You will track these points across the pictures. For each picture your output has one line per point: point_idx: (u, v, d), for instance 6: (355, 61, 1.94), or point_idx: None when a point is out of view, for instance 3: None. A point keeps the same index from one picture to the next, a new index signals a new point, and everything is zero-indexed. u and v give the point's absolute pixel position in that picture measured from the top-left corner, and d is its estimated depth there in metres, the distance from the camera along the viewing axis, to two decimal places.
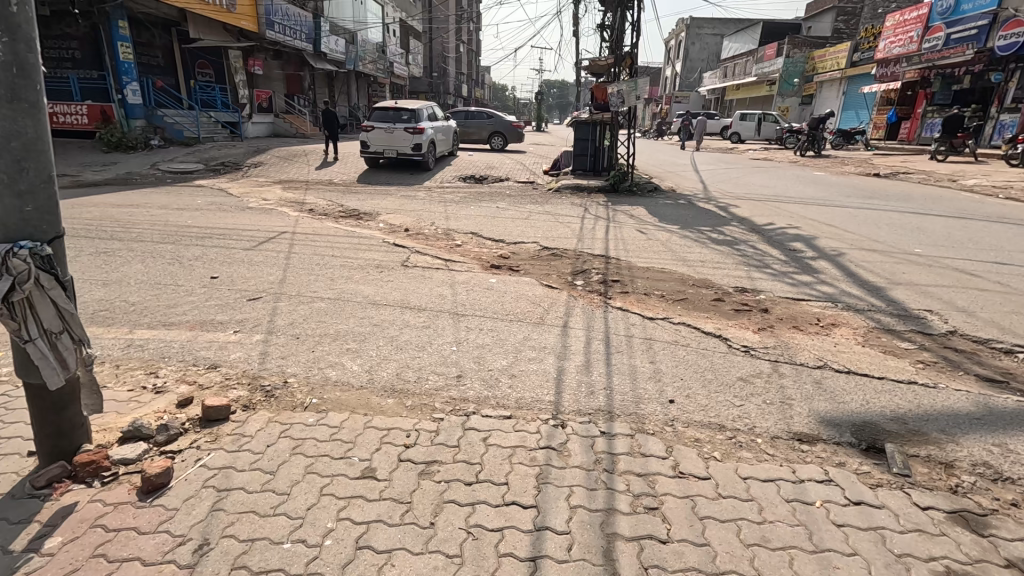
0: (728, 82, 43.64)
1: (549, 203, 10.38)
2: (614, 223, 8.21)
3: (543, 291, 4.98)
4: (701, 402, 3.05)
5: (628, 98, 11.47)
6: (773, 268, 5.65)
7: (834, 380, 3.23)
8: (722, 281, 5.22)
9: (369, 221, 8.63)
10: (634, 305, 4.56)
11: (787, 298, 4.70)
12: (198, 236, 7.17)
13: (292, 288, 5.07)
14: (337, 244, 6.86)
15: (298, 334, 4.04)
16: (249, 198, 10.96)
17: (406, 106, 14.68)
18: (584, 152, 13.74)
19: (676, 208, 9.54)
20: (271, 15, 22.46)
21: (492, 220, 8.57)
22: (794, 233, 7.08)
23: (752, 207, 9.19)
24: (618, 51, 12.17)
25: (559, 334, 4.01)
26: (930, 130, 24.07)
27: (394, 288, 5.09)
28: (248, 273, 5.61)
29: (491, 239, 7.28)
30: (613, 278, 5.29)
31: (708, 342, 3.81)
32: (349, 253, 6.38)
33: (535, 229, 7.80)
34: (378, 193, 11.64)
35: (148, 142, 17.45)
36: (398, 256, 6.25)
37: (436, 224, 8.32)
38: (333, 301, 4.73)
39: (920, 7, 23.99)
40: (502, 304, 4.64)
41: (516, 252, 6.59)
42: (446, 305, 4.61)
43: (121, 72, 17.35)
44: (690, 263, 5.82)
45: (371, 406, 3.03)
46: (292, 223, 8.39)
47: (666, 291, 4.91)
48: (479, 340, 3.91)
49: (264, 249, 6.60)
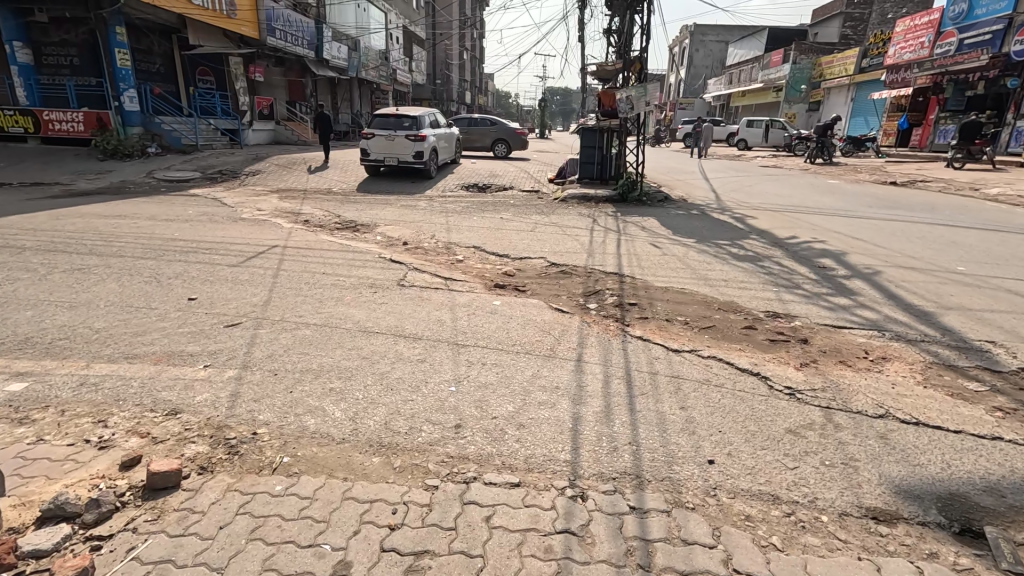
0: (734, 88, 43.25)
1: (555, 213, 9.93)
2: (625, 236, 7.74)
3: (552, 315, 4.50)
4: (746, 463, 2.57)
5: (637, 104, 11.03)
6: (804, 289, 5.15)
7: (902, 435, 2.73)
8: (750, 304, 4.73)
9: (367, 233, 8.19)
10: (656, 334, 4.07)
11: (826, 326, 4.20)
12: (183, 251, 6.73)
13: (275, 312, 4.61)
14: (331, 259, 6.40)
15: (277, 369, 3.56)
16: (242, 208, 10.55)
17: (408, 113, 14.30)
18: (591, 159, 13.33)
19: (689, 219, 9.08)
20: (273, 22, 22.22)
21: (496, 232, 8.10)
22: (820, 248, 6.59)
23: (770, 218, 8.71)
24: (626, 56, 11.76)
25: (572, 370, 3.53)
26: (944, 137, 23.65)
27: (388, 312, 4.62)
28: (231, 293, 5.15)
29: (495, 254, 6.82)
30: (629, 300, 4.80)
31: (745, 383, 3.31)
32: (342, 270, 5.92)
33: (542, 243, 7.33)
34: (377, 203, 11.22)
35: (145, 149, 17.11)
36: (395, 273, 5.79)
37: (436, 237, 7.85)
38: (320, 327, 4.27)
39: (932, 12, 23.61)
40: (508, 332, 4.16)
41: (522, 268, 6.11)
42: (445, 334, 4.13)
43: (118, 79, 16.94)
44: (713, 283, 5.33)
45: (353, 467, 2.55)
46: (285, 235, 7.96)
47: (689, 316, 4.42)
48: (482, 378, 3.43)
49: (251, 265, 6.14)
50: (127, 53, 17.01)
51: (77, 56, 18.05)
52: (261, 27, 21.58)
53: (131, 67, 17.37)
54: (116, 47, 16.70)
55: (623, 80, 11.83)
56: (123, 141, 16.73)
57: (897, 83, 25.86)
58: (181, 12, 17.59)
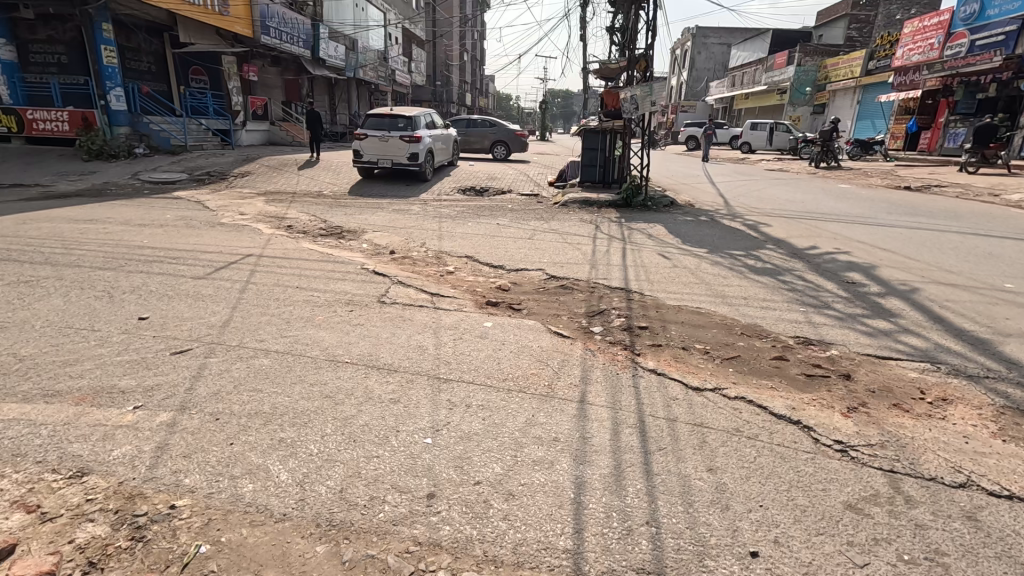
0: (737, 90, 42.68)
1: (555, 219, 9.35)
2: (631, 245, 7.14)
3: (550, 340, 3.94)
4: (800, 558, 1.97)
5: (642, 104, 10.44)
6: (836, 309, 4.57)
7: (994, 515, 2.15)
8: (777, 329, 4.14)
9: (352, 241, 7.61)
10: (672, 367, 3.47)
11: (869, 358, 3.62)
12: (147, 261, 6.15)
13: (234, 336, 4.02)
14: (309, 271, 5.82)
15: (220, 412, 2.96)
16: (224, 212, 9.96)
17: (402, 113, 13.75)
18: (593, 162, 12.75)
19: (698, 226, 8.49)
20: (267, 19, 21.65)
21: (492, 240, 7.53)
22: (845, 260, 6.01)
23: (786, 226, 8.12)
24: (630, 54, 11.18)
25: (576, 416, 2.93)
26: (954, 140, 23.17)
27: (363, 337, 4.02)
28: (190, 311, 4.56)
29: (489, 265, 6.24)
30: (639, 322, 4.21)
31: (784, 434, 2.72)
32: (319, 284, 5.34)
33: (541, 252, 6.75)
34: (368, 207, 10.64)
35: (132, 150, 16.54)
36: (377, 288, 5.20)
37: (427, 245, 7.27)
38: (282, 355, 3.69)
39: (942, 13, 23.07)
40: (500, 363, 3.56)
41: (518, 282, 5.54)
42: (426, 365, 3.53)
43: (104, 77, 16.34)
44: (731, 302, 4.74)
45: (289, 561, 1.97)
46: (263, 242, 7.37)
47: (709, 343, 3.83)
48: (466, 426, 2.84)
49: (218, 277, 5.55)
50: (113, 51, 16.43)
51: (65, 54, 17.34)
52: (255, 26, 21.02)
53: (118, 64, 16.80)
54: (101, 43, 16.13)
55: (628, 79, 11.25)
56: (109, 142, 16.13)
57: (906, 86, 25.31)
58: (170, 8, 17.02)
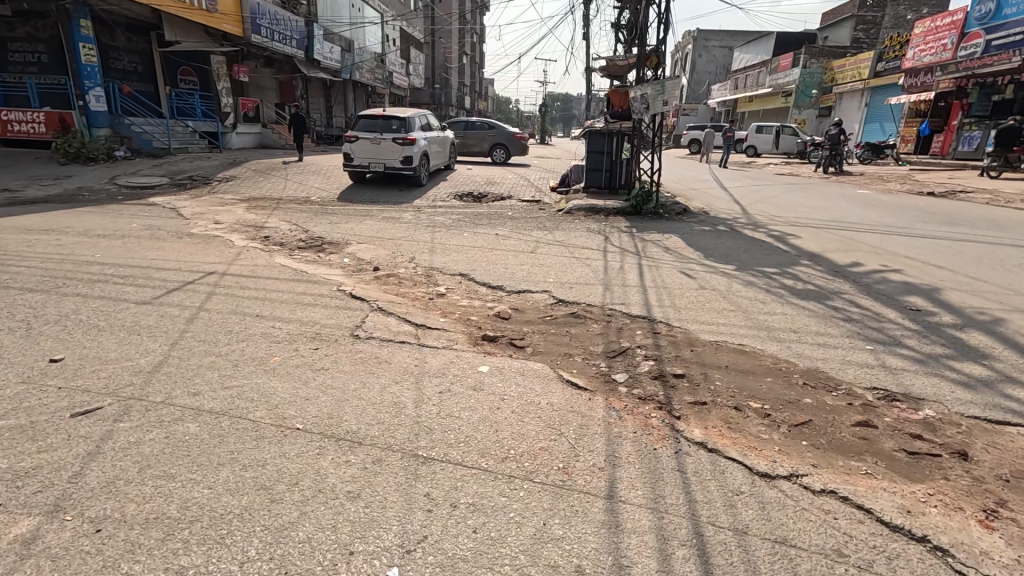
0: (740, 93, 42.05)
1: (559, 229, 8.52)
2: (647, 260, 6.30)
3: (561, 394, 3.09)
4: None
5: (653, 104, 9.62)
6: (911, 346, 3.74)
7: None
8: (848, 376, 3.29)
9: (333, 255, 6.76)
10: (726, 438, 2.63)
11: (981, 424, 2.77)
12: (89, 281, 5.30)
13: (161, 388, 3.17)
14: (276, 294, 4.98)
15: (104, 519, 2.11)
16: (198, 221, 9.13)
17: (396, 114, 12.98)
18: (598, 166, 11.92)
19: (718, 238, 7.70)
20: (259, 18, 20.87)
21: (490, 253, 6.72)
22: (900, 282, 5.18)
23: (818, 238, 7.28)
24: (640, 49, 10.25)
25: (604, 525, 2.08)
26: (968, 144, 22.53)
27: (324, 389, 3.17)
28: (118, 349, 3.71)
29: (487, 284, 5.43)
30: (672, 367, 3.37)
31: (911, 562, 1.88)
32: (285, 312, 4.49)
33: (546, 269, 5.92)
34: (356, 215, 9.85)
35: (112, 153, 15.68)
36: (351, 317, 4.36)
37: (416, 260, 6.43)
38: (217, 416, 2.86)
39: (955, 12, 22.32)
40: (497, 433, 2.70)
41: (520, 307, 4.71)
42: (400, 437, 2.68)
43: (82, 76, 15.50)
44: (780, 338, 3.90)
45: None
46: (231, 256, 6.54)
47: (767, 400, 2.99)
48: (451, 546, 1.99)
49: (166, 302, 4.72)
50: (92, 48, 15.67)
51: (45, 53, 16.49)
52: (245, 24, 20.23)
53: (97, 63, 15.99)
54: (79, 41, 15.32)
55: (638, 76, 10.41)
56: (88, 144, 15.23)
57: (917, 87, 24.56)
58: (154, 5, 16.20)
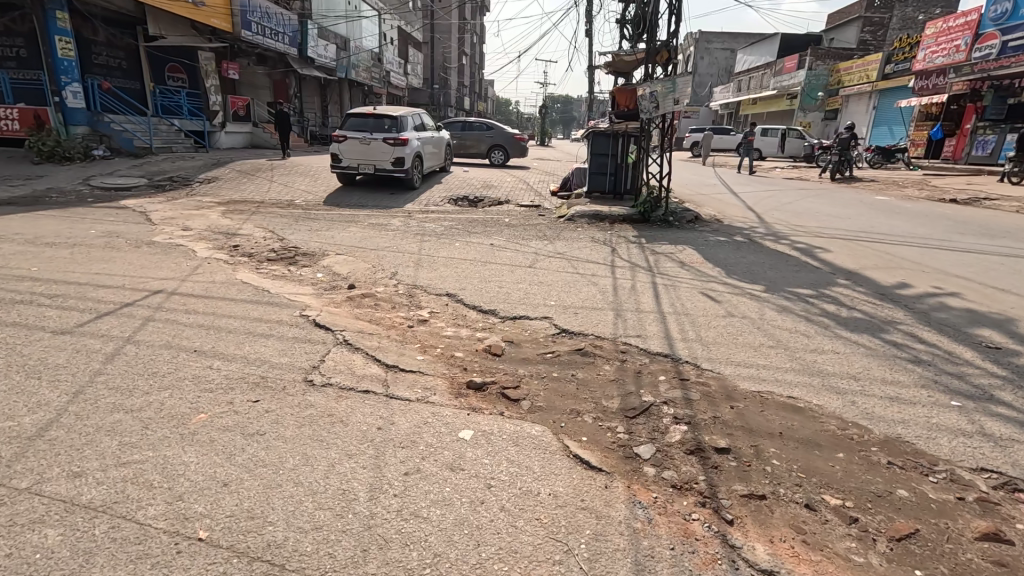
0: (744, 95, 41.30)
1: (561, 238, 7.75)
2: (662, 278, 5.54)
3: (567, 480, 2.31)
4: None
5: (664, 103, 8.84)
6: (1008, 401, 2.97)
7: None
8: (944, 451, 2.50)
9: (305, 269, 5.98)
10: (803, 564, 1.84)
11: None
12: (7, 303, 4.48)
13: (31, 467, 2.36)
14: (224, 321, 4.18)
15: None
16: (165, 227, 8.33)
17: (387, 113, 12.18)
18: (603, 169, 11.17)
19: (738, 251, 6.93)
20: (248, 14, 20.06)
21: (483, 268, 5.93)
22: (963, 310, 4.42)
23: (850, 253, 6.52)
24: (650, 43, 9.44)
25: None
26: (982, 149, 21.95)
27: (251, 469, 2.38)
28: (2, 403, 2.91)
29: (478, 308, 4.64)
30: (713, 436, 2.58)
31: None
32: (230, 347, 3.70)
33: (547, 289, 5.14)
34: (340, 221, 9.07)
35: (89, 152, 14.87)
36: (308, 355, 3.56)
37: (398, 277, 5.63)
38: (90, 519, 2.06)
39: (968, 13, 21.60)
40: (478, 551, 1.92)
41: (515, 341, 3.93)
42: (339, 558, 1.89)
43: (58, 72, 14.68)
44: (840, 388, 3.12)
45: None
46: (188, 270, 5.74)
47: (850, 492, 2.19)
48: None
49: (91, 331, 3.93)
50: (69, 42, 14.85)
51: (24, 47, 15.65)
52: (234, 19, 19.38)
53: (75, 58, 15.17)
54: (55, 34, 14.50)
55: (647, 73, 9.61)
56: (63, 142, 14.42)
57: (928, 90, 23.91)
58: None
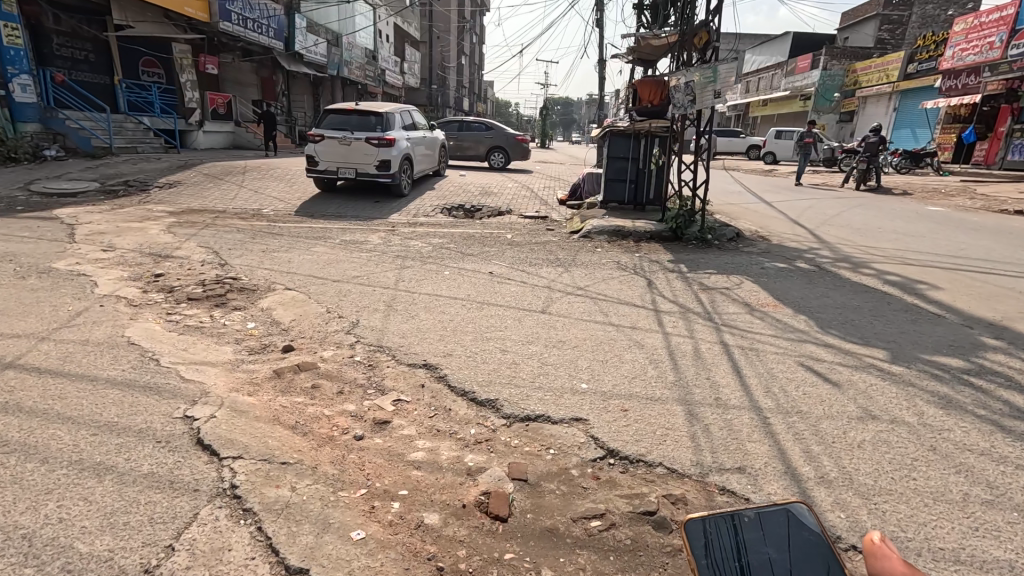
0: (753, 97, 39.87)
1: (578, 263, 6.14)
2: (733, 334, 3.91)
3: None
4: None
5: (702, 96, 7.22)
6: None
7: None
8: None
9: (233, 315, 4.34)
10: None
11: None
12: None
13: None
14: (44, 436, 2.49)
15: None
16: (84, 245, 6.67)
17: (372, 108, 10.54)
18: (621, 175, 9.57)
19: (812, 284, 5.31)
20: (228, 4, 18.26)
21: (477, 316, 4.28)
22: None
23: (970, 291, 4.89)
24: (684, 24, 7.77)
25: None
26: (1019, 152, 19.84)
27: None
28: None
29: (469, 399, 2.98)
30: None
31: None
32: (13, 510, 2.02)
33: (571, 357, 3.49)
34: (308, 238, 7.46)
35: (39, 151, 13.25)
36: (155, 531, 1.93)
37: (358, 331, 3.98)
38: None
39: (1004, 7, 19.93)
40: None
41: (526, 483, 2.27)
42: None
43: (4, 61, 13.09)
44: None
45: None
46: (63, 318, 4.07)
47: None
48: None
49: None
50: (15, 28, 13.22)
51: None
52: (210, 8, 17.61)
53: (24, 47, 13.57)
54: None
55: (681, 62, 7.98)
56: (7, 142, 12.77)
57: (956, 90, 22.22)
58: None
